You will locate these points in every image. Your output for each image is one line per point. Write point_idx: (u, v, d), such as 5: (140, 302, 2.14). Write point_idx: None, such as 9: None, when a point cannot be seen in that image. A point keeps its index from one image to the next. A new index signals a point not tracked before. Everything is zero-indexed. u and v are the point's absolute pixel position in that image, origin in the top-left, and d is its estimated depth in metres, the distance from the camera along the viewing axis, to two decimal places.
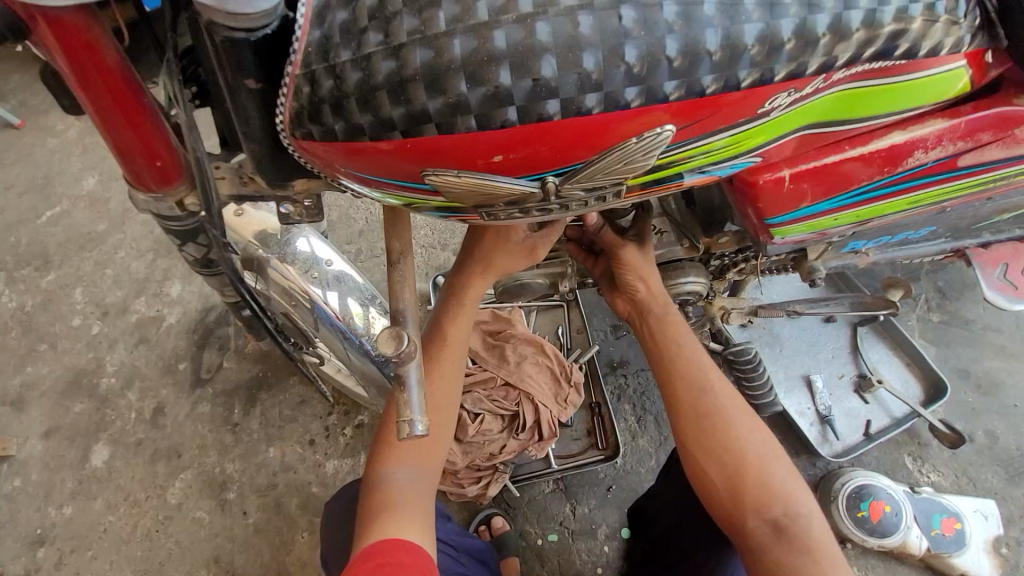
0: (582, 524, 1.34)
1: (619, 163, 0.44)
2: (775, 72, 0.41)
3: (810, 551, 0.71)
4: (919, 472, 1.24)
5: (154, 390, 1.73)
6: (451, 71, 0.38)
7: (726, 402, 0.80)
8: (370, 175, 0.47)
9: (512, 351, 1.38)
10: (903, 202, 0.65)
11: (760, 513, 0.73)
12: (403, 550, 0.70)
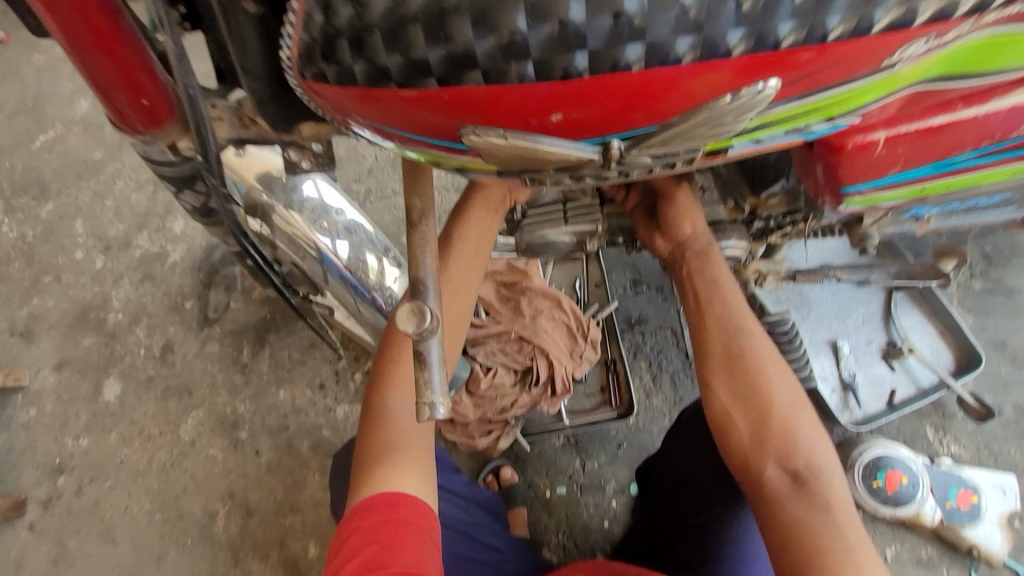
0: (591, 479, 1.34)
1: (703, 127, 0.35)
2: (919, 10, 0.32)
3: (831, 509, 0.63)
4: (939, 443, 1.22)
5: (162, 328, 1.71)
6: (506, 1, 0.30)
7: (761, 346, 0.71)
8: (392, 130, 0.39)
9: (527, 304, 1.33)
10: (993, 176, 0.58)
11: (780, 463, 0.65)
12: (409, 508, 0.68)
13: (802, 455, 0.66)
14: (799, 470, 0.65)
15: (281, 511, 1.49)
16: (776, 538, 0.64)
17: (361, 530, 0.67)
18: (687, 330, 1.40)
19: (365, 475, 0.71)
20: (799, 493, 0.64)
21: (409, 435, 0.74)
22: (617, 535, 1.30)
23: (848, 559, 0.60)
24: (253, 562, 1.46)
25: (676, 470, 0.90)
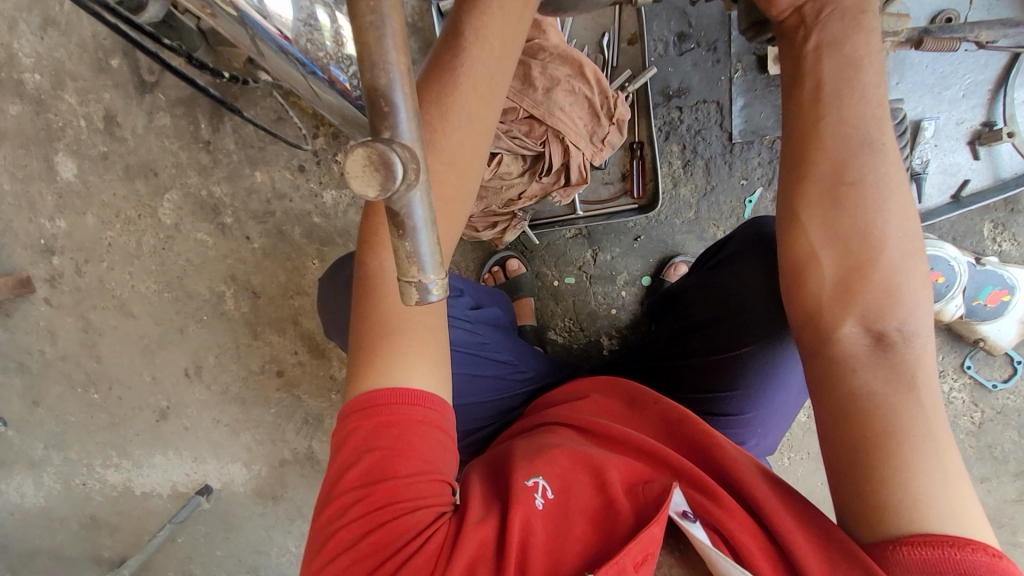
0: (602, 270, 1.27)
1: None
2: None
3: (913, 380, 0.55)
4: (991, 240, 1.10)
5: (95, 94, 1.41)
6: None
7: (886, 170, 0.57)
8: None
9: (540, 71, 1.03)
10: None
11: (867, 320, 0.56)
12: (413, 406, 0.59)
13: (895, 315, 0.56)
14: (885, 332, 0.56)
15: (287, 294, 1.48)
16: (834, 405, 0.57)
17: (362, 431, 0.59)
18: (737, 105, 1.12)
19: (362, 367, 0.61)
20: (877, 356, 0.56)
21: (413, 314, 0.61)
22: (624, 323, 1.29)
23: (921, 434, 0.53)
24: (272, 335, 1.52)
25: (709, 301, 0.84)
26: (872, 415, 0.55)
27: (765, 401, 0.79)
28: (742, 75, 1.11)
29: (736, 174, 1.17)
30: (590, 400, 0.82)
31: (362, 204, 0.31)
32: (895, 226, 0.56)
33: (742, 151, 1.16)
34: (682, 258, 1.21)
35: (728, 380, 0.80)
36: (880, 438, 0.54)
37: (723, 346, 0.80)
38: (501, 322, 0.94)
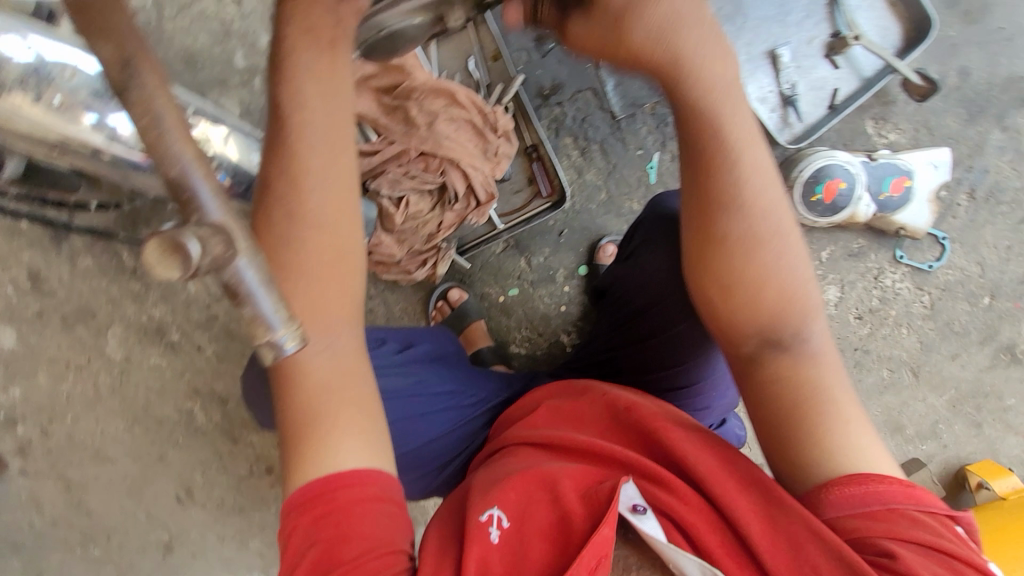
0: (540, 273, 1.31)
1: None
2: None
3: (817, 370, 0.62)
4: (878, 135, 1.15)
5: (12, 258, 1.42)
6: None
7: (770, 200, 0.62)
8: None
9: (417, 110, 1.08)
10: None
11: (768, 332, 0.62)
12: (352, 487, 0.56)
13: (792, 319, 0.62)
14: (786, 338, 0.62)
15: None
16: (757, 410, 0.64)
17: (306, 527, 0.56)
18: (609, 85, 1.18)
19: (297, 459, 0.58)
20: (784, 360, 0.63)
21: (331, 389, 0.58)
22: (575, 314, 1.32)
23: (831, 410, 0.61)
24: (252, 436, 1.53)
25: (639, 287, 0.87)
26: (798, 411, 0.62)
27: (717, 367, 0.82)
28: (605, 57, 1.17)
29: (630, 146, 1.21)
30: (543, 412, 0.82)
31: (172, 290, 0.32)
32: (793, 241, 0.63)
33: (628, 124, 1.21)
34: (609, 239, 1.25)
35: (674, 354, 0.83)
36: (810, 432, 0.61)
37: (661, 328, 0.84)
38: (437, 356, 0.96)
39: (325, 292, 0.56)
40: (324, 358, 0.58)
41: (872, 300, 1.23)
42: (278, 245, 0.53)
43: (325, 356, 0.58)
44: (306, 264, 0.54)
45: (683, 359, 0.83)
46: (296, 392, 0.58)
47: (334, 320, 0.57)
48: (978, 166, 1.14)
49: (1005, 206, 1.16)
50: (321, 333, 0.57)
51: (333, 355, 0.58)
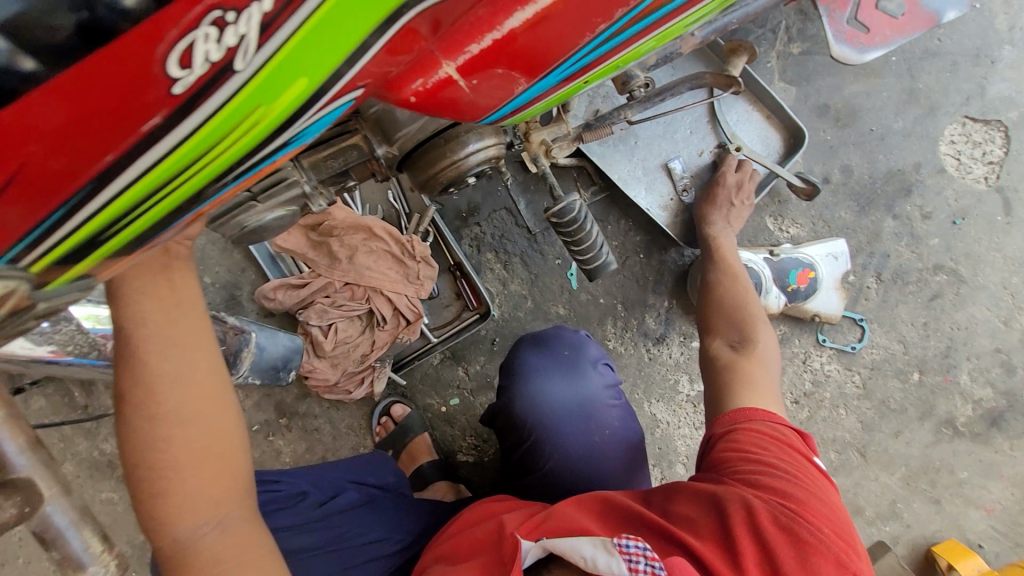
0: (478, 381, 1.33)
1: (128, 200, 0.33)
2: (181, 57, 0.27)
3: (761, 358, 0.91)
4: (779, 230, 1.22)
5: None
6: None
7: (732, 296, 1.01)
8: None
9: (339, 245, 1.16)
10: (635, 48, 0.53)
11: (721, 339, 0.95)
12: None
13: (746, 335, 0.94)
14: (736, 344, 0.94)
15: None
16: (711, 374, 0.91)
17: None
18: (522, 204, 1.26)
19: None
20: (738, 353, 0.92)
21: (225, 557, 0.61)
22: None
23: (760, 374, 0.88)
24: None
25: (506, 438, 0.89)
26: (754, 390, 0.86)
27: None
28: (513, 179, 1.24)
29: (549, 256, 1.28)
30: (463, 521, 0.85)
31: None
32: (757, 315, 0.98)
33: (545, 236, 1.28)
34: None
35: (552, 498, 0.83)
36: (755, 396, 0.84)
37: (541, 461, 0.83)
38: (367, 499, 0.94)
39: (207, 478, 0.59)
40: (216, 535, 0.61)
41: (804, 383, 1.24)
42: (147, 449, 0.56)
43: (220, 530, 0.61)
44: (182, 458, 0.58)
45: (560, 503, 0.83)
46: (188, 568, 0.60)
47: (221, 497, 0.61)
48: (878, 252, 1.21)
49: (913, 286, 1.22)
50: (212, 512, 0.60)
51: (225, 530, 0.62)
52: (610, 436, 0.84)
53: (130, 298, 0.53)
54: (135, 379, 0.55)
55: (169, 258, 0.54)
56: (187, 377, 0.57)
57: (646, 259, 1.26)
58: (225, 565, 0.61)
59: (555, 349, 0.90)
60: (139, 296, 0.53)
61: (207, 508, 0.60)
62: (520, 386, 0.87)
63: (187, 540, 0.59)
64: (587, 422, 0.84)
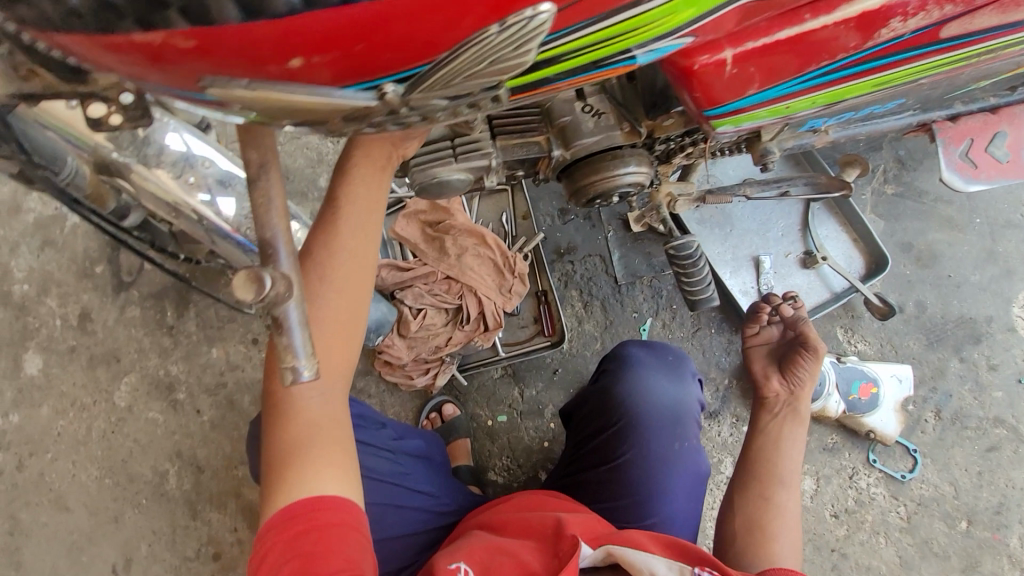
0: (530, 405, 1.39)
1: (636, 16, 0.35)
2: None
3: (800, 417, 0.94)
4: (847, 342, 1.29)
5: (74, 296, 1.60)
6: None
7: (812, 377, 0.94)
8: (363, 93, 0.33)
9: (452, 243, 1.30)
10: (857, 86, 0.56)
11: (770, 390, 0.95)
12: (326, 510, 0.68)
13: (800, 398, 0.94)
14: (774, 400, 0.95)
15: (233, 465, 1.50)
16: (767, 433, 0.93)
17: (280, 545, 0.68)
18: (615, 256, 1.38)
19: (279, 479, 0.70)
20: (788, 409, 0.94)
21: (317, 424, 0.71)
22: (557, 454, 1.38)
23: (794, 451, 0.91)
24: (211, 513, 1.50)
25: (587, 423, 0.96)
26: (787, 467, 0.90)
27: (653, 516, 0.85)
28: (614, 233, 1.39)
29: (627, 308, 1.38)
30: (512, 505, 0.90)
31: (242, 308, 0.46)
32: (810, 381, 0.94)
33: (628, 290, 1.39)
34: None
35: (616, 495, 0.88)
36: (786, 482, 0.89)
37: (618, 451, 0.89)
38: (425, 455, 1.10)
39: (332, 352, 0.70)
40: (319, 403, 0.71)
41: (847, 499, 1.25)
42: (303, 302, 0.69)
43: (321, 398, 0.71)
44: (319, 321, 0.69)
45: (624, 501, 0.87)
46: (286, 421, 0.71)
47: (332, 370, 0.71)
48: (940, 388, 1.26)
49: (970, 431, 1.25)
50: (320, 380, 0.71)
51: (325, 401, 0.72)
52: (688, 451, 0.89)
53: (350, 179, 0.67)
54: (323, 247, 0.68)
55: (389, 160, 0.67)
56: (354, 260, 0.69)
57: (716, 335, 1.35)
58: (316, 431, 0.71)
59: (662, 353, 0.99)
60: (354, 177, 0.67)
61: (320, 377, 0.70)
62: (627, 374, 0.94)
63: (296, 395, 0.70)
64: (675, 428, 0.90)
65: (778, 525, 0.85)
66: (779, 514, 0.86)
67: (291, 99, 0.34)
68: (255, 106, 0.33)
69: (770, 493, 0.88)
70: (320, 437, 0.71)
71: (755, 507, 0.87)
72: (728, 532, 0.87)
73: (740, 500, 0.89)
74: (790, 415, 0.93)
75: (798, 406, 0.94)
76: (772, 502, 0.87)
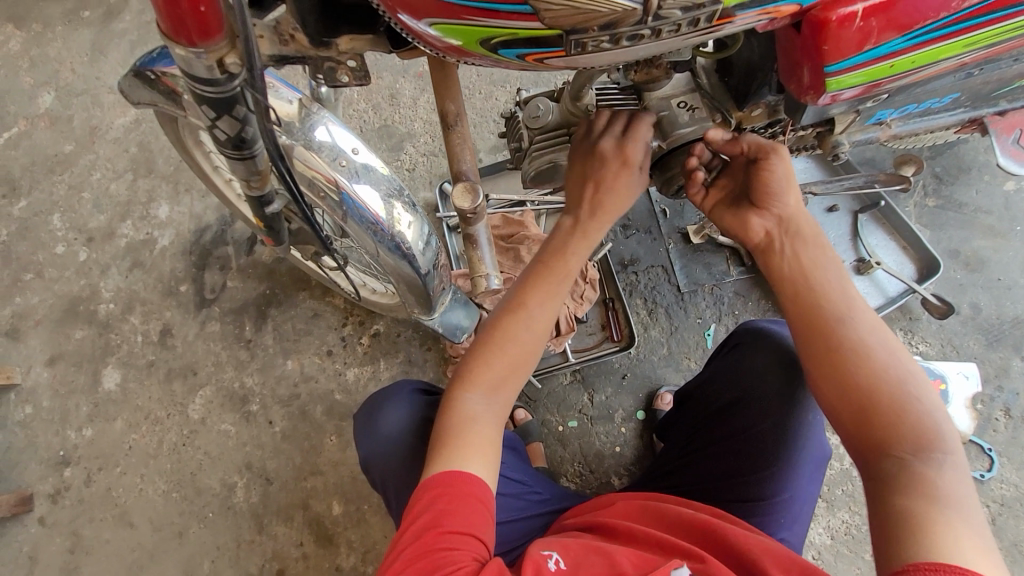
0: (600, 410, 1.41)
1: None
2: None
3: (818, 242, 0.79)
4: (909, 343, 1.34)
5: (158, 313, 1.69)
6: None
7: (795, 200, 0.80)
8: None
9: (527, 252, 1.39)
10: (956, 46, 0.62)
11: (763, 224, 0.81)
12: (460, 477, 0.71)
13: (793, 222, 0.80)
14: (777, 235, 0.80)
15: (302, 476, 1.51)
16: (788, 294, 0.78)
17: (420, 504, 0.70)
18: (677, 266, 1.48)
19: (440, 459, 0.74)
20: (788, 236, 0.80)
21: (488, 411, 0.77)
22: (628, 459, 1.39)
23: (848, 298, 0.75)
24: (278, 527, 1.48)
25: (711, 399, 1.03)
26: (838, 299, 0.75)
27: (785, 489, 0.89)
28: (675, 246, 1.49)
29: (690, 314, 1.45)
30: (619, 508, 0.88)
31: (462, 213, 0.59)
32: (788, 192, 0.80)
33: (690, 297, 1.47)
34: (666, 388, 1.40)
35: (749, 468, 0.91)
36: (851, 319, 0.74)
37: (754, 422, 0.92)
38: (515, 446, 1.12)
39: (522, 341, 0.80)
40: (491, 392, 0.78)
41: None
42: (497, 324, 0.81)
43: (485, 406, 0.77)
44: (510, 342, 0.80)
45: (756, 473, 0.90)
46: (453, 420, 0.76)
47: (501, 382, 0.79)
48: (1007, 387, 1.29)
49: None
50: (487, 390, 0.78)
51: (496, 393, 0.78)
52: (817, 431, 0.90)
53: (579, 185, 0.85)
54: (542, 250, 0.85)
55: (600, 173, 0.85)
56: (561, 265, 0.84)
57: None
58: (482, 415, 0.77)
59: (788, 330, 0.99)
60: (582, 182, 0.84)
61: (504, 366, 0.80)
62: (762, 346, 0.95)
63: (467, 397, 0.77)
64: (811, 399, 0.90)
65: (885, 381, 0.69)
66: (880, 369, 0.70)
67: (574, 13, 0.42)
68: (551, 10, 0.41)
69: (854, 359, 0.71)
70: (479, 434, 0.75)
71: (840, 387, 0.71)
72: (842, 433, 0.70)
73: (823, 387, 0.72)
74: (796, 240, 0.79)
75: (797, 228, 0.80)
76: (858, 359, 0.71)
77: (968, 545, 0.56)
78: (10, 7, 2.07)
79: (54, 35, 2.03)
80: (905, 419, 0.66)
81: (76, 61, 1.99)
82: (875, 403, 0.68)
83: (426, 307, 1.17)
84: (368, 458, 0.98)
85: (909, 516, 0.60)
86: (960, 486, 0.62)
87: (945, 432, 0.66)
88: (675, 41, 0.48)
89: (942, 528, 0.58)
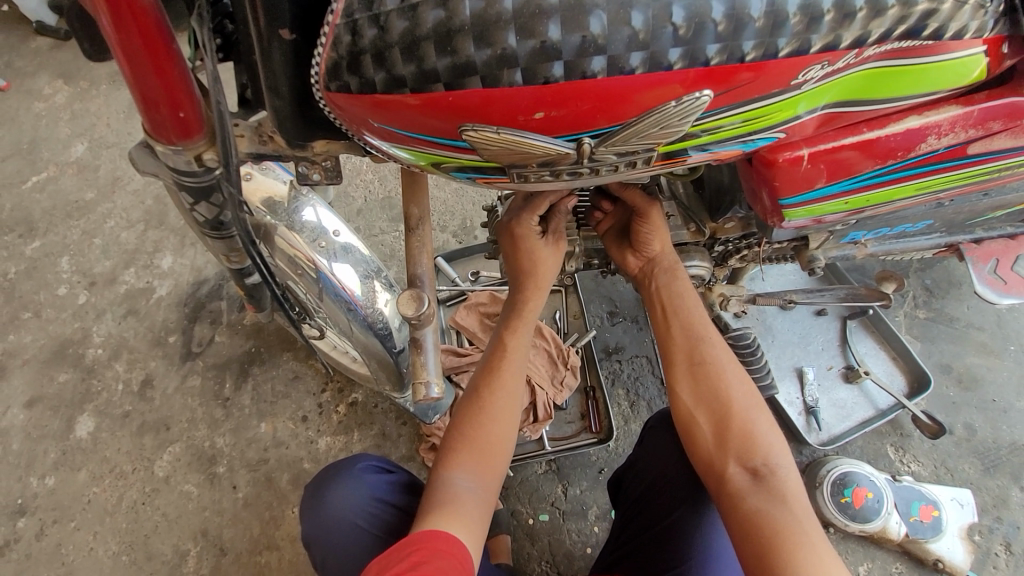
0: (573, 505, 1.34)
1: (765, 107, 0.44)
2: (872, 34, 0.41)
3: (675, 272, 0.87)
4: (900, 461, 1.27)
5: (143, 362, 1.69)
6: (463, 32, 0.38)
7: (662, 247, 0.87)
8: (570, 142, 0.43)
9: None
10: (911, 188, 0.63)
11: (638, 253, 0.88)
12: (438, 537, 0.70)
13: (660, 255, 0.87)
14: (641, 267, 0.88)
15: (257, 549, 1.44)
16: (663, 327, 0.86)
17: (389, 553, 0.69)
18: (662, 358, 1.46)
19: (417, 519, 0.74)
20: (664, 271, 0.87)
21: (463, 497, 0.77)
22: None
23: (704, 327, 0.85)
24: None
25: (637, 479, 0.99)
26: (692, 323, 0.84)
27: (708, 530, 0.83)
28: None
29: None
30: None
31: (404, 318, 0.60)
32: (654, 239, 0.86)
33: None
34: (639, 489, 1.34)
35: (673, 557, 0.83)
36: (705, 335, 0.84)
37: (663, 514, 0.88)
38: None
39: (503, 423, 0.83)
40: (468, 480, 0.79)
41: None
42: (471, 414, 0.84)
43: (473, 479, 0.79)
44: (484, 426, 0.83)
45: (675, 515, 0.86)
46: (437, 497, 0.76)
47: (487, 464, 0.81)
48: (1006, 519, 1.20)
49: None
50: (474, 465, 0.80)
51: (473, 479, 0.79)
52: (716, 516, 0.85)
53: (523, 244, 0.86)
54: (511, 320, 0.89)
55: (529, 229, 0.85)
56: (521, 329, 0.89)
57: None
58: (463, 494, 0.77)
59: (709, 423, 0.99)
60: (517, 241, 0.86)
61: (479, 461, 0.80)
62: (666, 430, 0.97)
63: (456, 475, 0.78)
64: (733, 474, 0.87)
65: (733, 399, 0.79)
66: (731, 391, 0.79)
67: (515, 151, 0.44)
68: (487, 148, 0.44)
69: (710, 377, 0.80)
70: (468, 504, 0.76)
71: (689, 413, 0.80)
72: (705, 464, 0.78)
73: (689, 410, 0.80)
74: (662, 272, 0.86)
75: (664, 260, 0.87)
76: (713, 376, 0.80)
77: (804, 537, 0.68)
78: (63, 65, 2.26)
79: (97, 92, 2.19)
80: (752, 434, 0.76)
81: (112, 117, 2.13)
82: (728, 419, 0.78)
83: (398, 384, 1.16)
84: (311, 536, 0.92)
85: (758, 518, 0.70)
86: (796, 485, 0.73)
87: (781, 443, 0.77)
88: (620, 176, 0.49)
89: (784, 523, 0.69)
